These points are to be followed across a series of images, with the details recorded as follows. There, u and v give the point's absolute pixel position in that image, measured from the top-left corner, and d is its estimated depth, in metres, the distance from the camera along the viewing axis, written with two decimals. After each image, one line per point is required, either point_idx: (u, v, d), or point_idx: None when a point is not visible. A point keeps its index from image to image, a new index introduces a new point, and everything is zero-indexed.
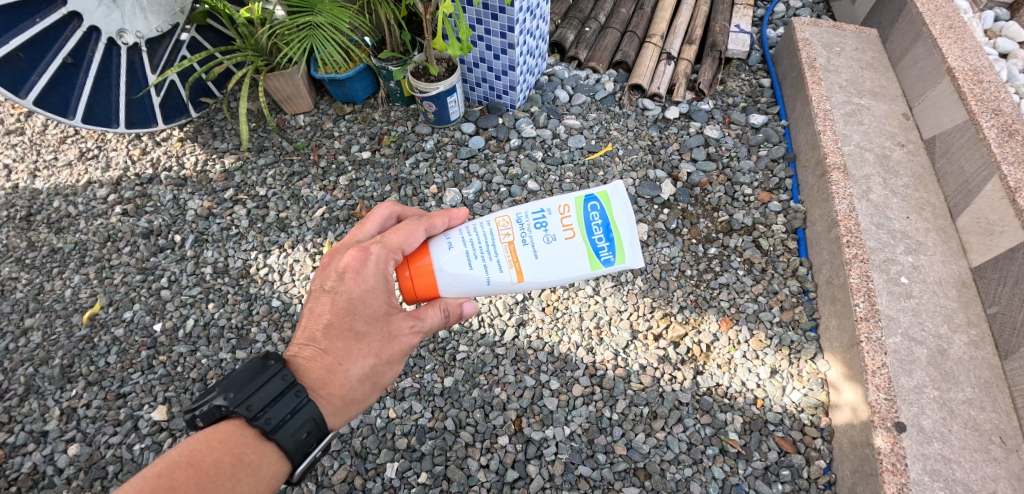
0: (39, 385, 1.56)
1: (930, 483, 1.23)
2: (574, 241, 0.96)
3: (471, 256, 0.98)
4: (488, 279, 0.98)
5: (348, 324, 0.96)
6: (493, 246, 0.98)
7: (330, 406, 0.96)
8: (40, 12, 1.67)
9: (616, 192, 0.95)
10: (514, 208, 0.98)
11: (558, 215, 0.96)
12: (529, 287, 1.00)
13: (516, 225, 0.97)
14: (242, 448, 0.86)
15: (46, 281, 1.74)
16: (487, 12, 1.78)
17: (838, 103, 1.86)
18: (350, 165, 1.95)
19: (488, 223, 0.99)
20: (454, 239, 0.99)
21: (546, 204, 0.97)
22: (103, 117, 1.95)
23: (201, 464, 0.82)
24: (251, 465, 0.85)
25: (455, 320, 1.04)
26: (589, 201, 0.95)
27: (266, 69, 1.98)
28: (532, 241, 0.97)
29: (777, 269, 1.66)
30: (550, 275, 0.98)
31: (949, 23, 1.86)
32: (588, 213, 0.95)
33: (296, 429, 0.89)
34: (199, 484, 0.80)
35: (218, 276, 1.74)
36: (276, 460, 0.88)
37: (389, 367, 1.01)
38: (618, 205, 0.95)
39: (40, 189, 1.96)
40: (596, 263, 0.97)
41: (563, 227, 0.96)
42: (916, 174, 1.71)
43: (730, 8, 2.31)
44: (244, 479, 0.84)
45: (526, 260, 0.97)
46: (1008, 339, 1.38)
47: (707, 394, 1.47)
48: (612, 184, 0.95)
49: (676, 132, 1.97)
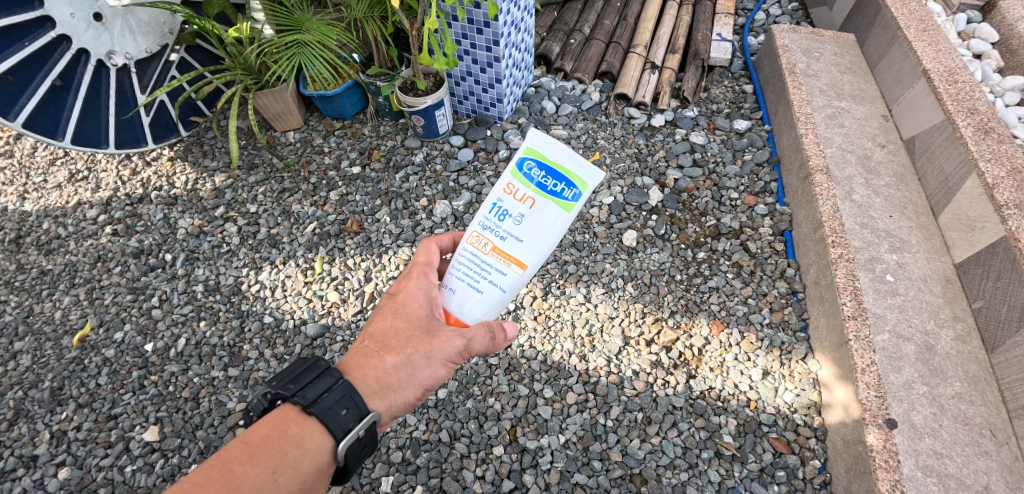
0: (28, 408, 1.55)
1: (924, 479, 1.23)
2: (539, 206, 0.96)
3: (473, 282, 1.01)
4: (501, 288, 1.01)
5: (390, 321, 1.01)
6: (483, 261, 1.01)
7: (367, 389, 0.95)
8: (29, 36, 1.70)
9: (537, 138, 0.94)
10: (473, 220, 1.01)
11: (509, 197, 0.97)
12: (537, 266, 1.00)
13: (487, 233, 1.00)
14: (287, 423, 0.87)
15: (36, 304, 1.73)
16: (472, 27, 1.81)
17: (818, 106, 1.90)
18: (341, 180, 1.96)
19: (466, 247, 1.02)
20: (454, 279, 1.03)
21: (493, 197, 0.99)
22: (93, 137, 1.97)
23: (251, 440, 0.85)
24: (295, 437, 0.86)
25: (499, 345, 1.04)
26: (523, 164, 0.95)
27: (254, 88, 1.99)
28: (508, 232, 0.99)
29: (766, 270, 1.67)
30: (545, 247, 0.99)
31: (923, 26, 1.89)
32: (530, 175, 0.95)
33: (333, 403, 0.89)
34: (250, 457, 0.83)
35: (209, 294, 1.74)
36: (318, 434, 0.88)
37: (429, 363, 0.99)
38: (544, 147, 0.93)
39: (29, 211, 1.96)
40: (568, 204, 0.95)
41: (521, 201, 0.97)
42: (896, 174, 1.74)
43: (711, 17, 2.35)
44: (290, 452, 0.85)
45: (516, 249, 0.99)
46: (994, 332, 1.39)
47: (701, 397, 1.48)
48: (529, 135, 0.94)
49: (662, 140, 2.00)
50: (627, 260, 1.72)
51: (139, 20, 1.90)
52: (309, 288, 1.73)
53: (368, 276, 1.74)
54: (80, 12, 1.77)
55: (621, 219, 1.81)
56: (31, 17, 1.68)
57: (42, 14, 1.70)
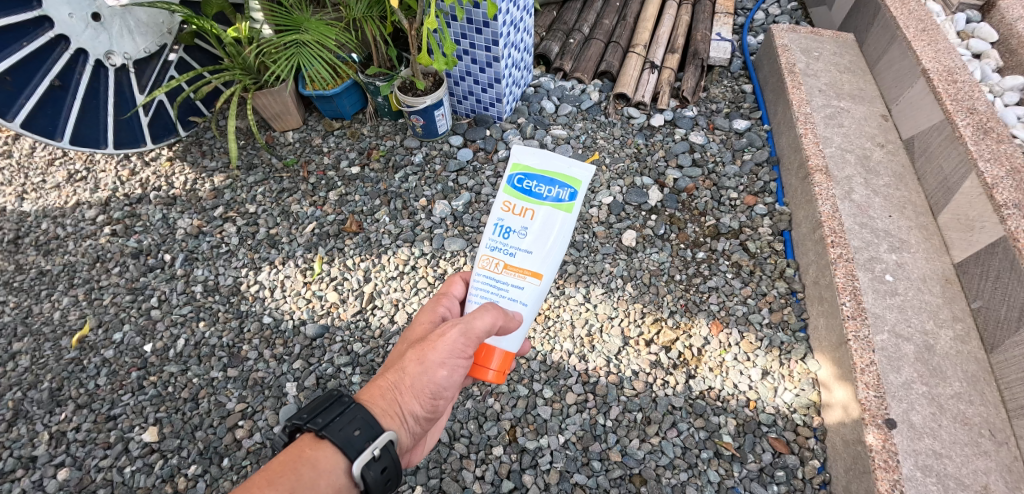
0: (27, 409, 1.54)
1: (923, 479, 1.24)
2: (538, 214, 0.99)
3: (493, 302, 1.03)
4: (523, 302, 1.02)
5: (398, 349, 1.08)
6: (499, 280, 1.02)
7: (377, 408, 0.96)
8: (27, 36, 1.71)
9: (522, 154, 0.99)
10: (480, 245, 1.03)
11: (509, 214, 1.00)
12: (551, 272, 1.02)
13: (496, 253, 1.02)
14: (303, 448, 0.89)
15: (35, 304, 1.73)
16: (472, 27, 1.81)
17: (818, 106, 1.90)
18: (340, 180, 1.96)
19: (479, 272, 1.04)
20: (473, 305, 1.05)
21: (493, 217, 1.01)
22: (92, 138, 1.98)
23: (269, 468, 0.86)
24: (311, 459, 0.88)
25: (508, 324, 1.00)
26: (514, 180, 1.00)
27: (254, 88, 1.98)
28: (515, 247, 1.00)
29: (765, 270, 1.67)
30: (554, 252, 1.01)
31: (923, 26, 1.89)
32: (522, 188, 0.99)
33: (345, 425, 0.91)
34: (269, 481, 0.84)
35: (208, 294, 1.74)
36: (333, 456, 0.89)
37: (425, 367, 0.99)
38: (530, 159, 0.99)
39: (28, 211, 1.96)
40: (567, 206, 0.98)
41: (521, 215, 0.99)
42: (895, 174, 1.74)
43: (710, 16, 2.35)
44: (307, 474, 0.86)
45: (527, 261, 1.00)
46: (993, 331, 1.39)
47: (700, 397, 1.48)
48: (514, 153, 1.00)
49: (662, 139, 2.00)
50: (626, 260, 1.72)
51: (138, 20, 1.89)
52: (308, 288, 1.73)
53: (368, 277, 1.74)
54: (78, 12, 1.77)
55: (620, 219, 1.81)
56: (29, 17, 1.68)
57: (40, 14, 1.70)
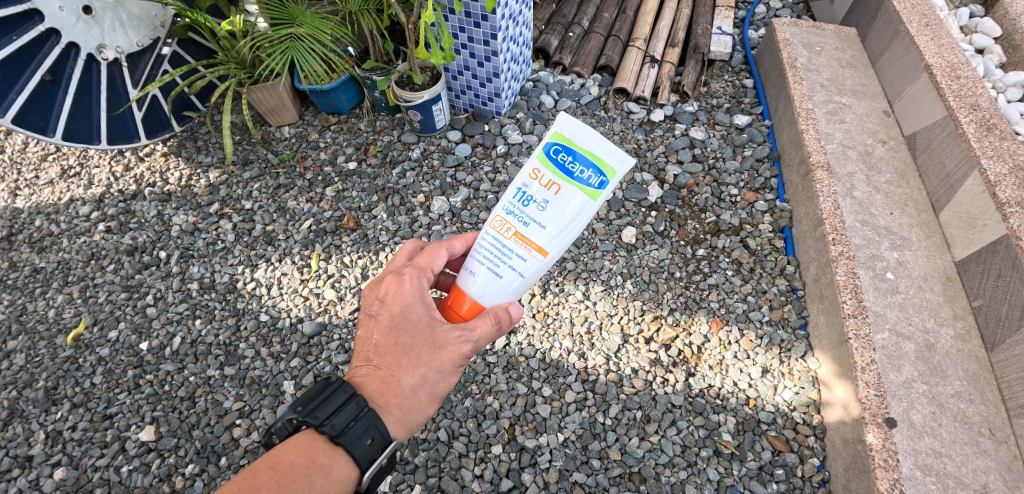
0: (22, 408, 1.53)
1: (923, 478, 1.23)
2: (564, 191, 0.92)
3: (494, 268, 0.98)
4: (520, 274, 0.97)
5: (394, 339, 0.98)
6: (505, 246, 0.97)
7: (392, 418, 0.96)
8: (17, 31, 1.66)
9: (566, 123, 0.91)
10: (497, 204, 0.98)
11: (535, 182, 0.94)
12: (559, 251, 0.96)
13: (510, 217, 0.97)
14: (315, 450, 0.90)
15: (29, 302, 1.71)
16: (470, 21, 1.78)
17: (819, 102, 1.89)
18: (337, 176, 1.94)
19: (488, 232, 0.98)
20: (474, 265, 0.99)
21: (519, 182, 0.95)
22: (84, 134, 1.94)
23: (280, 466, 0.87)
24: (324, 466, 0.89)
25: (507, 329, 1.00)
26: (549, 149, 0.92)
27: (248, 82, 1.96)
28: (531, 217, 0.95)
29: (766, 268, 1.66)
30: (566, 234, 0.95)
31: (926, 21, 1.88)
32: (557, 159, 0.92)
33: (360, 435, 0.91)
34: (279, 484, 0.85)
35: (204, 292, 1.72)
36: (346, 465, 0.91)
37: (442, 376, 0.99)
38: (573, 132, 0.90)
39: (21, 207, 1.94)
40: (594, 191, 0.91)
41: (546, 187, 0.93)
42: (898, 170, 1.73)
43: (711, 10, 2.33)
44: (318, 481, 0.87)
45: (538, 235, 0.95)
46: (994, 330, 1.39)
47: (699, 395, 1.47)
48: (558, 121, 0.91)
49: (662, 135, 1.98)
50: (626, 257, 1.71)
51: (130, 14, 1.88)
52: (306, 286, 1.72)
53: (366, 274, 1.73)
54: (69, 5, 1.73)
55: (620, 215, 1.79)
56: (19, 11, 1.63)
57: (30, 7, 1.65)
